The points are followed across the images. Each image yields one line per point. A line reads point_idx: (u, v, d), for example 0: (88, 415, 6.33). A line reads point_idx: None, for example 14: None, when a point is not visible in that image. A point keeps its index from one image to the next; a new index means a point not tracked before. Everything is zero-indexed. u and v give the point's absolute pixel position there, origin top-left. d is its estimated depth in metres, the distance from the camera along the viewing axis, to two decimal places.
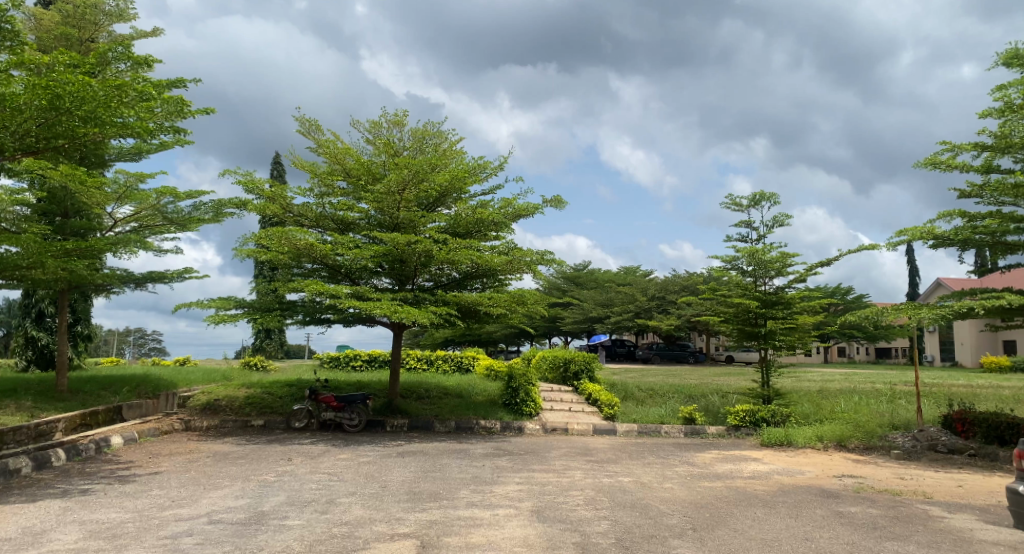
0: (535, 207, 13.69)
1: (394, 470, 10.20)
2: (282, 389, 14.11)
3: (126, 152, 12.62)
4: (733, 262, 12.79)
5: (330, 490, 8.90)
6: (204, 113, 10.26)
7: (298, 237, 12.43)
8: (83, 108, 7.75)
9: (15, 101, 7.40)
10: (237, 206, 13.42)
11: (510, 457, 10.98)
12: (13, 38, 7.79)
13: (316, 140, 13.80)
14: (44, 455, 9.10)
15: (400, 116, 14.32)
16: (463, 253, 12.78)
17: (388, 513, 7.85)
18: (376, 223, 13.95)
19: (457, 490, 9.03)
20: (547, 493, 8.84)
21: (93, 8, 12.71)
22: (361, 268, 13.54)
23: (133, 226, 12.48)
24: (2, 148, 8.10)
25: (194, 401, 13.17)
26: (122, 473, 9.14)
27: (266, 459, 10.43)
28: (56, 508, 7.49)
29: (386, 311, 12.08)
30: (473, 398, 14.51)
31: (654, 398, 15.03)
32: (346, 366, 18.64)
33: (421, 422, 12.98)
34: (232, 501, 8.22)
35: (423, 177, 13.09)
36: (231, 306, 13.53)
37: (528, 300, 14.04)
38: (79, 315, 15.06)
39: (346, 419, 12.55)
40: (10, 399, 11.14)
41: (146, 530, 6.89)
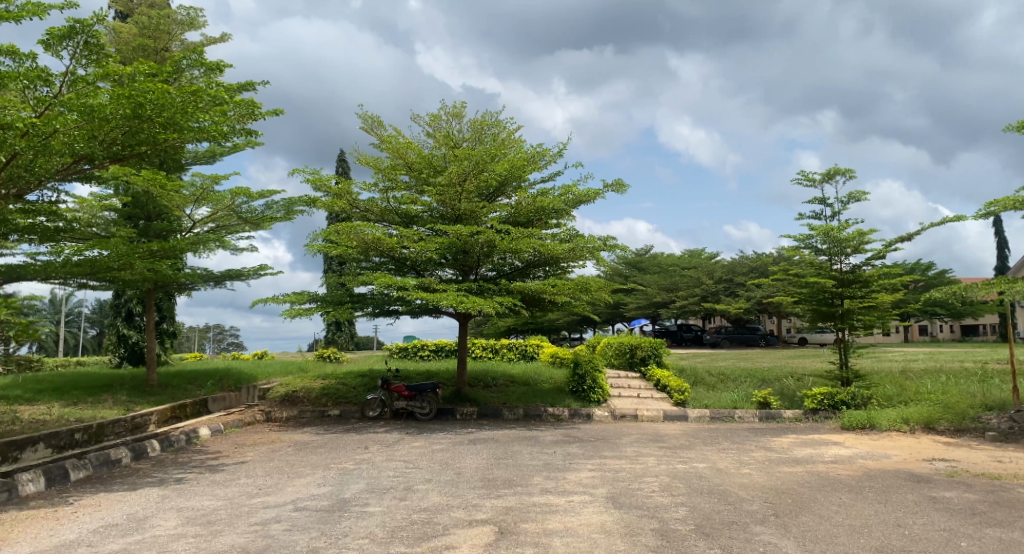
0: (596, 192, 13.57)
1: (467, 457, 10.35)
2: (355, 380, 14.52)
3: (202, 155, 13.13)
4: (807, 241, 12.37)
5: (406, 478, 9.10)
6: (274, 113, 10.53)
7: (366, 231, 12.82)
8: (163, 115, 8.12)
9: (102, 111, 7.71)
10: (307, 203, 13.81)
11: (581, 444, 10.98)
12: (99, 51, 8.16)
13: (379, 136, 14.06)
14: (141, 446, 9.64)
15: (458, 107, 14.41)
16: (526, 242, 12.80)
17: (465, 499, 7.98)
18: (439, 215, 14.12)
19: (531, 477, 9.09)
20: (621, 480, 8.81)
21: (166, 18, 13.19)
22: (426, 260, 13.77)
23: (211, 226, 12.98)
24: (91, 157, 8.47)
25: (274, 393, 13.71)
26: (212, 463, 9.59)
27: (344, 448, 10.75)
28: (156, 496, 7.93)
29: (452, 302, 12.23)
30: (540, 386, 14.57)
31: (725, 382, 14.75)
32: (413, 356, 19.04)
33: (490, 410, 13.13)
34: (315, 488, 8.52)
35: (482, 168, 13.17)
36: (305, 300, 13.99)
37: (592, 287, 13.96)
38: (164, 313, 15.81)
39: (417, 407, 12.82)
40: (106, 394, 11.82)
41: (238, 517, 7.23)
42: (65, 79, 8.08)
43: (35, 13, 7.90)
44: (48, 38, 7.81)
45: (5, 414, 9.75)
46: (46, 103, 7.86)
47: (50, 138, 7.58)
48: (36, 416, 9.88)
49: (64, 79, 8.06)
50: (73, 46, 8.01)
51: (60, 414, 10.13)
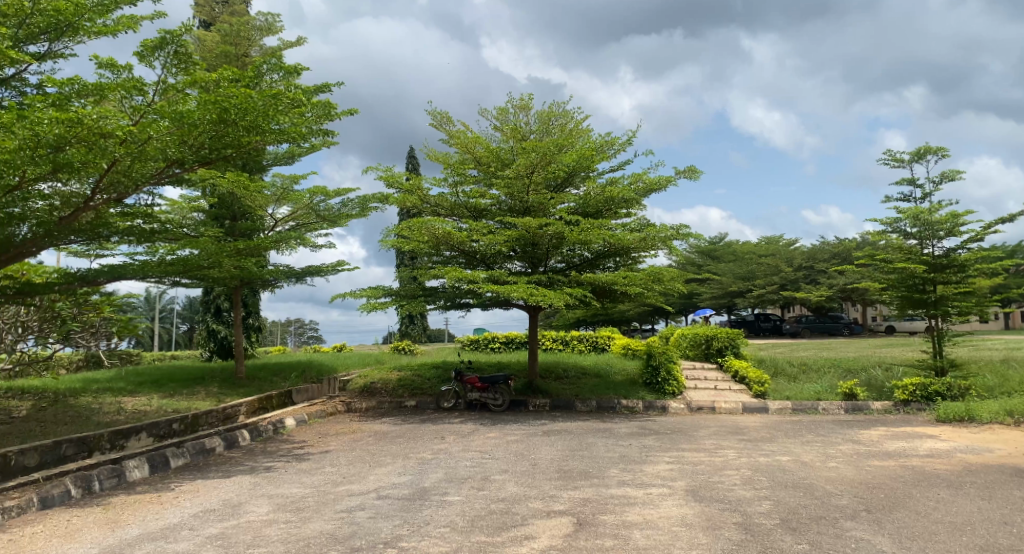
0: (668, 180, 13.31)
1: (542, 448, 10.38)
2: (429, 371, 14.82)
3: (281, 156, 13.61)
4: (895, 225, 11.77)
5: (483, 468, 9.22)
6: (349, 113, 10.81)
7: (436, 226, 12.99)
8: (246, 119, 8.47)
9: (192, 118, 8.07)
10: (380, 200, 14.15)
11: (657, 436, 10.84)
12: (187, 60, 8.56)
13: (448, 131, 14.22)
14: (233, 435, 10.14)
15: (525, 99, 14.39)
16: (596, 233, 12.68)
17: (542, 490, 8.01)
18: (508, 208, 14.17)
19: (607, 469, 9.03)
20: (700, 472, 8.64)
21: (246, 25, 13.75)
22: (496, 253, 13.88)
23: (291, 224, 13.48)
24: (182, 161, 8.91)
25: (353, 384, 14.15)
26: (298, 452, 9.98)
27: (421, 438, 10.97)
28: (248, 483, 8.32)
29: (522, 294, 12.26)
30: (613, 378, 14.44)
31: (807, 373, 14.24)
32: (485, 348, 19.26)
33: (563, 401, 13.14)
34: (396, 477, 8.73)
35: (550, 159, 13.16)
36: (380, 294, 14.35)
37: (665, 277, 13.71)
38: (250, 309, 16.54)
39: (490, 399, 12.98)
40: (200, 386, 12.48)
41: (325, 504, 7.49)
42: (157, 88, 8.51)
43: (129, 26, 8.37)
44: (142, 50, 8.26)
45: (111, 405, 10.43)
46: (140, 111, 8.26)
47: (145, 144, 7.97)
48: (138, 406, 10.52)
49: (157, 88, 8.49)
50: (165, 56, 8.44)
51: (160, 405, 10.76)
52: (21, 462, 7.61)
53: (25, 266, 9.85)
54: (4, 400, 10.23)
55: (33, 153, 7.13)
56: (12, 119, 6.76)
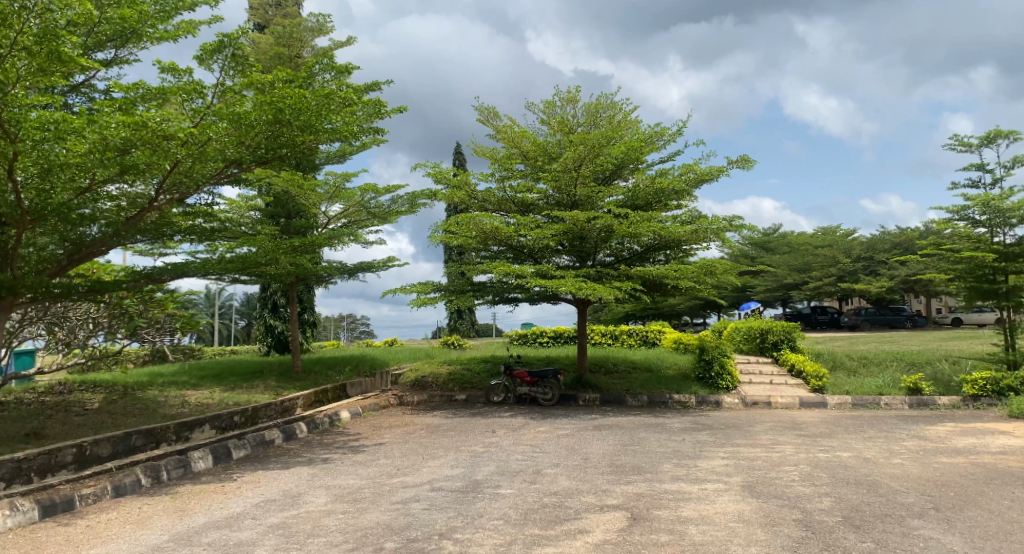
0: (719, 170, 13.04)
1: (594, 443, 10.33)
2: (478, 365, 14.92)
3: (333, 155, 13.87)
4: (962, 213, 11.28)
5: (534, 462, 9.23)
6: (398, 110, 10.93)
7: (484, 221, 13.03)
8: (300, 118, 8.66)
9: (249, 119, 8.28)
10: (428, 196, 14.29)
11: (711, 431, 10.66)
12: (244, 62, 8.78)
13: (495, 126, 14.24)
14: (291, 428, 10.41)
15: (573, 92, 14.30)
16: (645, 226, 12.52)
17: (594, 484, 7.97)
18: (556, 202, 14.10)
19: (660, 464, 8.93)
20: (756, 468, 8.46)
21: (299, 27, 14.05)
22: (543, 247, 13.84)
23: (343, 222, 13.73)
24: (240, 162, 9.17)
25: (405, 378, 14.36)
26: (354, 444, 10.19)
27: (473, 431, 11.05)
28: (306, 474, 8.53)
29: (571, 288, 12.19)
30: (664, 372, 14.28)
31: (868, 367, 13.80)
32: (533, 342, 19.28)
33: (614, 396, 13.05)
34: (449, 470, 8.83)
35: (598, 152, 13.04)
36: (429, 289, 14.50)
37: (718, 269, 13.44)
38: (305, 304, 16.94)
39: (540, 393, 13.00)
40: (258, 379, 12.87)
41: (381, 496, 7.62)
42: (215, 90, 8.74)
43: (188, 31, 8.63)
44: (201, 54, 8.52)
45: (176, 397, 10.84)
46: (200, 114, 8.46)
47: (205, 145, 8.22)
48: (201, 399, 10.91)
49: (215, 90, 8.73)
50: (223, 59, 8.67)
51: (221, 398, 11.13)
52: (94, 452, 7.96)
53: (95, 264, 10.30)
54: (78, 393, 10.74)
55: (102, 157, 7.35)
56: (84, 124, 6.83)
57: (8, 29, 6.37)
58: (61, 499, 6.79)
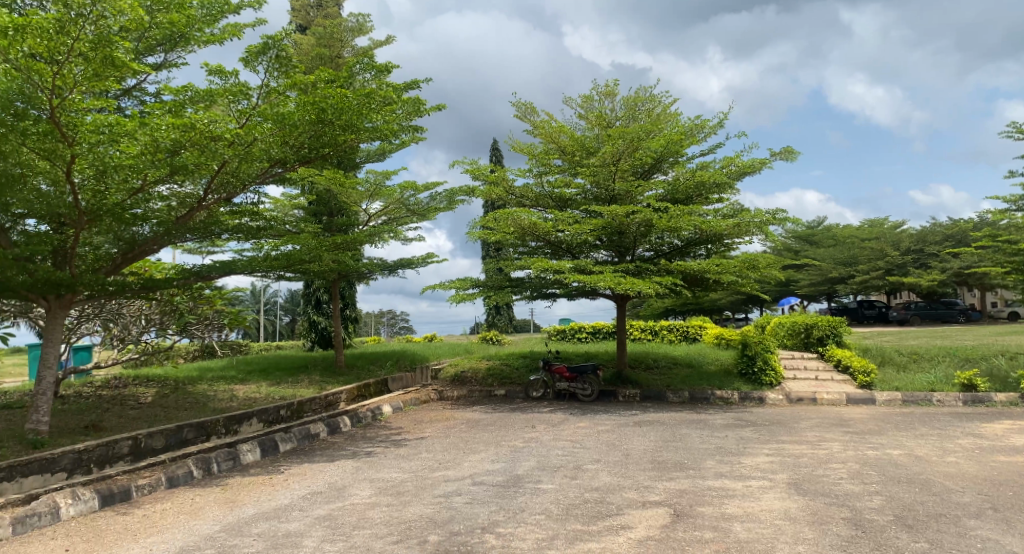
0: (762, 162, 12.80)
1: (635, 439, 10.26)
2: (517, 361, 14.96)
3: (373, 153, 14.04)
4: (1019, 203, 10.85)
5: (575, 457, 9.23)
6: (437, 108, 11.00)
7: (522, 217, 13.03)
8: (342, 118, 8.80)
9: (292, 119, 8.45)
10: (466, 193, 14.37)
11: (754, 428, 10.49)
12: (287, 63, 8.95)
13: (533, 122, 14.23)
14: (335, 422, 10.61)
15: (611, 86, 14.20)
16: (685, 220, 12.38)
17: (636, 480, 7.93)
18: (594, 197, 14.02)
19: (703, 460, 8.83)
20: (803, 465, 8.30)
21: (339, 27, 14.26)
22: (581, 243, 13.78)
23: (383, 219, 13.91)
24: (285, 161, 9.36)
25: (444, 373, 14.48)
26: (396, 438, 10.32)
27: (513, 426, 11.09)
28: (351, 467, 8.68)
29: (609, 283, 12.12)
30: (706, 368, 14.12)
31: (919, 362, 13.42)
32: (572, 338, 19.26)
33: (654, 392, 12.94)
34: (490, 464, 8.88)
35: (637, 146, 12.93)
36: (468, 285, 14.59)
37: (761, 263, 13.20)
38: (347, 300, 17.22)
39: (579, 389, 12.96)
40: (303, 374, 13.14)
41: (424, 489, 7.71)
42: (261, 91, 8.90)
43: (233, 34, 8.81)
44: (247, 56, 8.71)
45: (224, 391, 11.15)
46: (246, 115, 8.64)
47: (251, 146, 8.40)
48: (249, 393, 11.19)
49: (260, 91, 8.90)
50: (267, 60, 8.85)
51: (268, 392, 11.40)
52: (149, 444, 8.23)
53: (147, 262, 10.64)
54: (133, 387, 11.13)
55: (154, 158, 7.58)
56: (136, 127, 7.08)
57: (66, 36, 6.58)
58: (119, 489, 7.05)
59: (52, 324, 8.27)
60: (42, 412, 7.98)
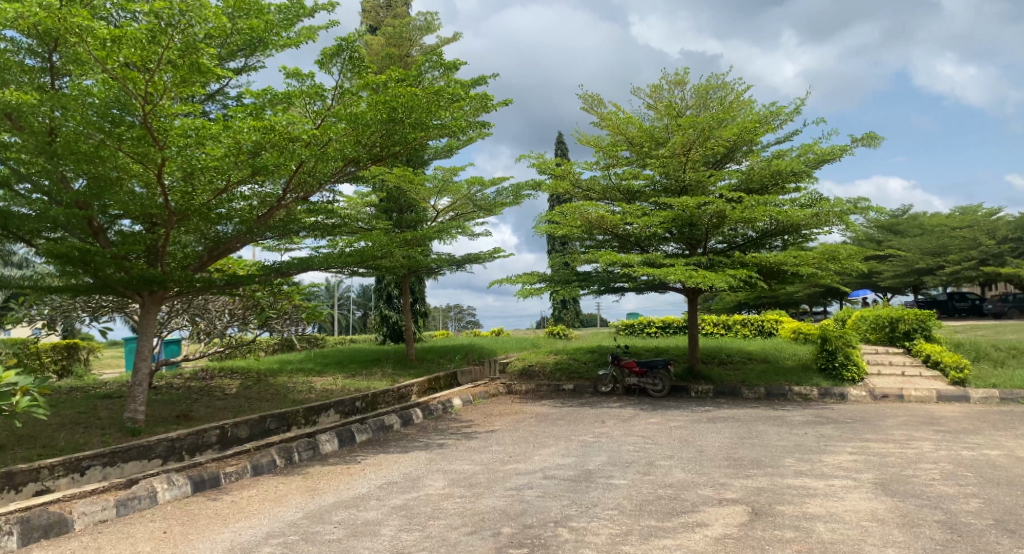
0: (843, 149, 12.26)
1: (709, 435, 10.03)
2: (585, 355, 14.88)
3: (441, 149, 14.19)
4: None
5: (647, 453, 9.10)
6: (504, 103, 11.04)
7: (589, 210, 12.88)
8: (412, 115, 8.95)
9: (365, 119, 8.63)
10: (533, 187, 14.37)
11: (836, 425, 10.08)
12: (361, 63, 9.15)
13: (600, 114, 14.09)
14: (407, 414, 10.83)
15: (681, 74, 13.89)
16: (760, 210, 11.99)
17: (712, 477, 7.75)
18: (662, 188, 13.78)
19: (782, 458, 8.55)
20: (890, 465, 7.92)
21: (407, 26, 14.49)
22: (651, 236, 13.57)
23: (451, 214, 14.11)
24: (357, 160, 9.60)
25: (512, 367, 14.55)
26: (466, 431, 10.44)
27: (582, 421, 11.05)
28: (424, 459, 8.84)
29: (680, 277, 11.87)
30: (783, 363, 13.64)
31: (1018, 358, 12.59)
32: (641, 332, 19.05)
33: (728, 388, 12.61)
34: (560, 458, 8.87)
35: (708, 135, 12.60)
36: (535, 280, 14.61)
37: (842, 255, 12.65)
38: (417, 295, 17.54)
39: (649, 384, 12.78)
40: (376, 367, 13.48)
41: (496, 482, 7.77)
42: (335, 92, 9.13)
43: (308, 37, 9.07)
44: (323, 58, 8.94)
45: (303, 383, 11.56)
46: (321, 116, 8.90)
47: (326, 145, 8.64)
48: (326, 385, 11.55)
49: (334, 92, 9.10)
50: (342, 62, 9.07)
51: (344, 384, 11.75)
52: (234, 433, 8.60)
53: (230, 260, 11.11)
54: (219, 378, 11.67)
55: (237, 160, 7.88)
56: (220, 130, 7.40)
57: (157, 45, 6.92)
58: (209, 476, 7.40)
59: (146, 319, 8.75)
60: (139, 401, 8.49)
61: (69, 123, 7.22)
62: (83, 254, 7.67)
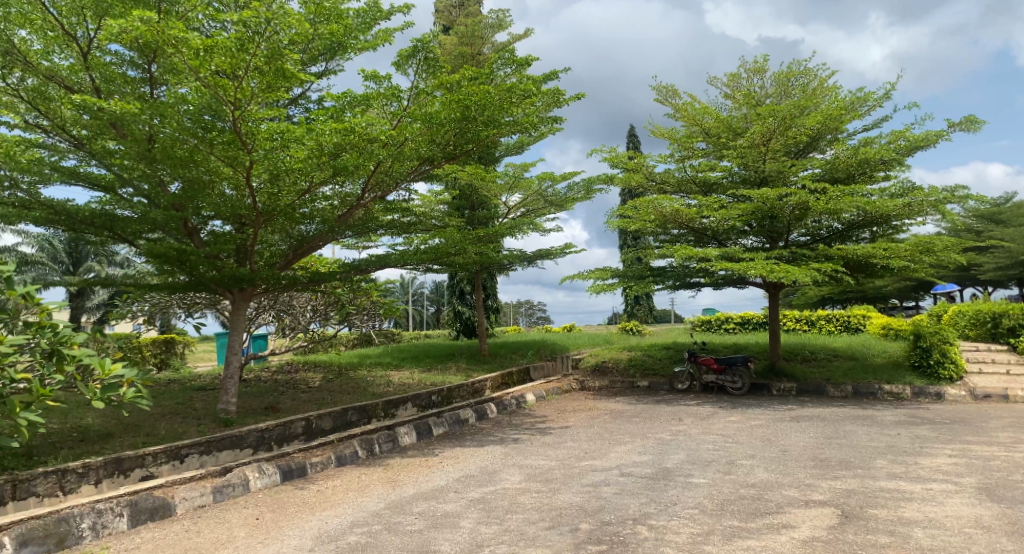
0: (938, 134, 11.55)
1: (792, 435, 9.66)
2: (660, 352, 14.64)
3: (513, 146, 14.24)
4: None
5: (727, 452, 8.84)
6: (576, 97, 10.97)
7: (663, 204, 12.66)
8: (486, 112, 9.04)
9: (439, 118, 8.74)
10: (605, 181, 14.22)
11: (932, 426, 9.53)
12: (435, 63, 9.27)
13: (675, 105, 13.79)
14: (482, 408, 10.96)
15: (760, 62, 13.43)
16: (847, 201, 11.44)
17: (797, 478, 7.46)
18: (741, 180, 13.37)
19: (873, 459, 8.14)
20: (995, 469, 7.41)
21: (479, 24, 14.61)
22: (729, 229, 13.18)
23: (522, 211, 14.15)
24: (432, 158, 9.76)
25: (585, 363, 14.46)
26: (541, 426, 10.45)
27: (658, 419, 10.85)
28: (500, 453, 8.90)
29: (761, 271, 11.45)
30: (872, 361, 12.99)
31: None
32: (718, 329, 18.63)
33: (812, 386, 12.13)
34: (637, 456, 8.75)
35: (790, 123, 12.11)
36: (608, 275, 14.46)
37: (937, 246, 11.92)
38: (490, 291, 17.70)
39: (728, 381, 12.44)
40: (450, 361, 13.69)
41: (572, 477, 7.74)
42: (411, 93, 9.29)
43: (385, 39, 9.27)
44: (399, 59, 9.11)
45: (381, 377, 11.86)
46: (397, 116, 9.08)
47: (403, 146, 8.81)
48: (403, 379, 11.82)
49: (410, 92, 9.27)
50: (417, 63, 9.21)
51: (420, 379, 11.98)
52: (319, 425, 8.90)
53: (312, 257, 11.52)
54: (303, 372, 12.14)
55: (319, 161, 8.15)
56: (303, 133, 7.67)
57: (245, 52, 7.23)
58: (297, 466, 7.70)
59: (236, 315, 9.18)
60: (231, 393, 8.92)
61: (166, 130, 7.64)
62: (180, 254, 8.08)
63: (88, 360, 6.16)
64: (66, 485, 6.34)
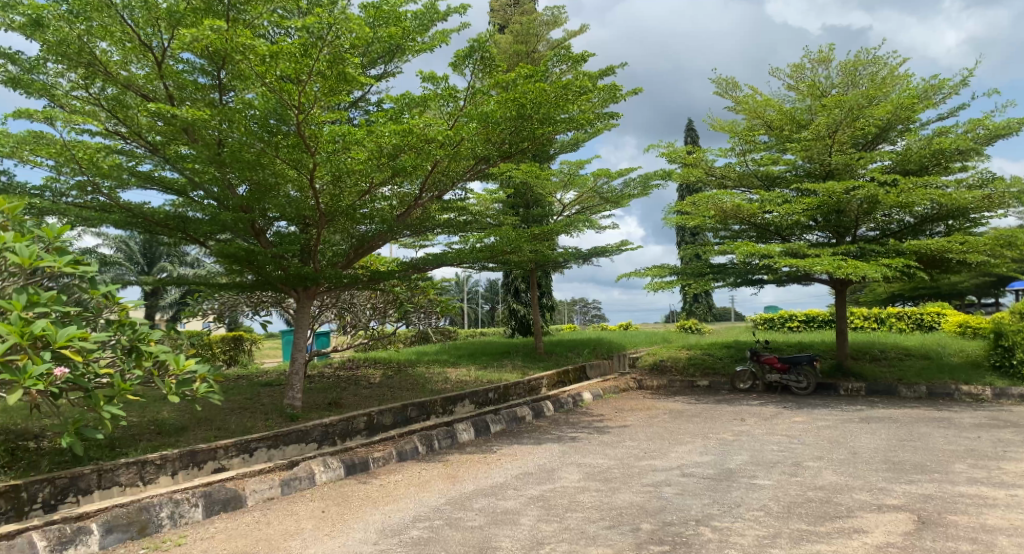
0: (1019, 122, 10.93)
1: (862, 437, 9.30)
2: (721, 350, 14.33)
3: (568, 143, 14.17)
4: None
5: (793, 453, 8.58)
6: (633, 92, 10.84)
7: (724, 199, 12.38)
8: (541, 110, 9.03)
9: (496, 117, 8.79)
10: (662, 177, 14.00)
11: (1016, 430, 9.02)
12: (491, 62, 9.31)
13: (735, 98, 13.46)
14: (539, 406, 10.96)
15: (825, 51, 12.97)
16: (920, 193, 10.94)
17: (869, 481, 7.18)
18: (805, 173, 12.96)
19: (951, 463, 7.76)
20: None
21: (534, 22, 14.59)
22: (792, 224, 12.78)
23: (576, 209, 14.10)
24: (488, 157, 9.82)
25: (643, 361, 14.28)
26: (599, 425, 10.38)
27: (719, 419, 10.62)
28: (558, 451, 8.88)
29: (827, 267, 11.06)
30: (947, 360, 12.40)
31: None
32: (781, 327, 18.10)
33: (883, 386, 11.65)
34: (698, 456, 8.59)
35: (857, 114, 11.66)
36: (666, 273, 14.24)
37: (1020, 240, 11.28)
38: (545, 289, 17.68)
39: (793, 381, 12.07)
40: (507, 359, 13.74)
41: (631, 477, 7.65)
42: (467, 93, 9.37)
43: (443, 40, 9.36)
44: (456, 60, 9.18)
45: (439, 374, 12.00)
46: (454, 116, 9.17)
47: (460, 145, 8.89)
48: (461, 377, 11.93)
49: (467, 92, 9.34)
50: (473, 63, 9.27)
51: (477, 376, 12.07)
52: (380, 421, 9.07)
53: (372, 256, 11.75)
54: (363, 368, 12.39)
55: (379, 163, 8.30)
56: (364, 135, 7.80)
57: (309, 57, 7.40)
58: (360, 460, 7.87)
59: (300, 313, 9.43)
60: (296, 389, 9.18)
61: (235, 134, 7.91)
62: (248, 254, 8.35)
63: (165, 356, 6.47)
64: (146, 475, 6.65)
